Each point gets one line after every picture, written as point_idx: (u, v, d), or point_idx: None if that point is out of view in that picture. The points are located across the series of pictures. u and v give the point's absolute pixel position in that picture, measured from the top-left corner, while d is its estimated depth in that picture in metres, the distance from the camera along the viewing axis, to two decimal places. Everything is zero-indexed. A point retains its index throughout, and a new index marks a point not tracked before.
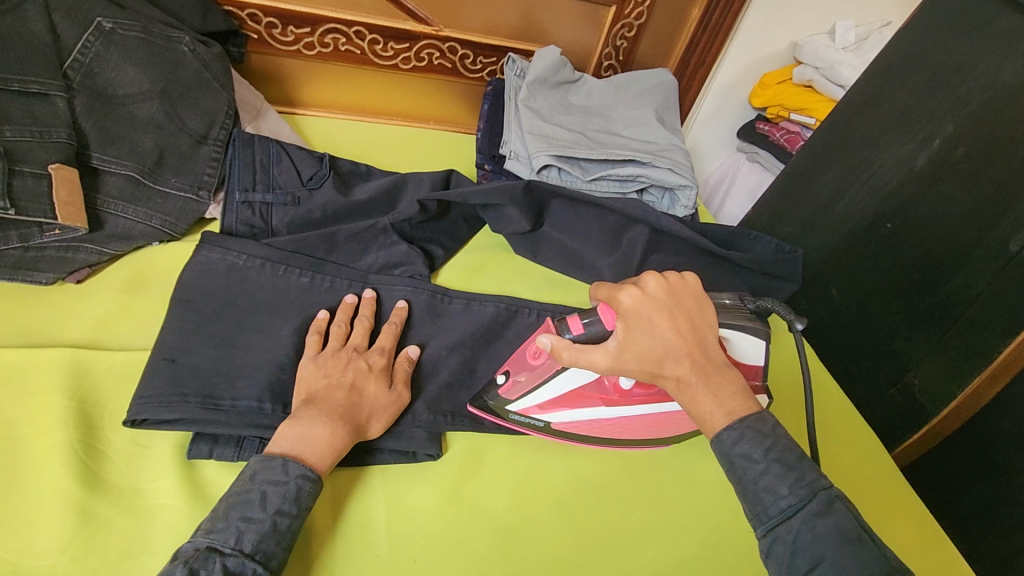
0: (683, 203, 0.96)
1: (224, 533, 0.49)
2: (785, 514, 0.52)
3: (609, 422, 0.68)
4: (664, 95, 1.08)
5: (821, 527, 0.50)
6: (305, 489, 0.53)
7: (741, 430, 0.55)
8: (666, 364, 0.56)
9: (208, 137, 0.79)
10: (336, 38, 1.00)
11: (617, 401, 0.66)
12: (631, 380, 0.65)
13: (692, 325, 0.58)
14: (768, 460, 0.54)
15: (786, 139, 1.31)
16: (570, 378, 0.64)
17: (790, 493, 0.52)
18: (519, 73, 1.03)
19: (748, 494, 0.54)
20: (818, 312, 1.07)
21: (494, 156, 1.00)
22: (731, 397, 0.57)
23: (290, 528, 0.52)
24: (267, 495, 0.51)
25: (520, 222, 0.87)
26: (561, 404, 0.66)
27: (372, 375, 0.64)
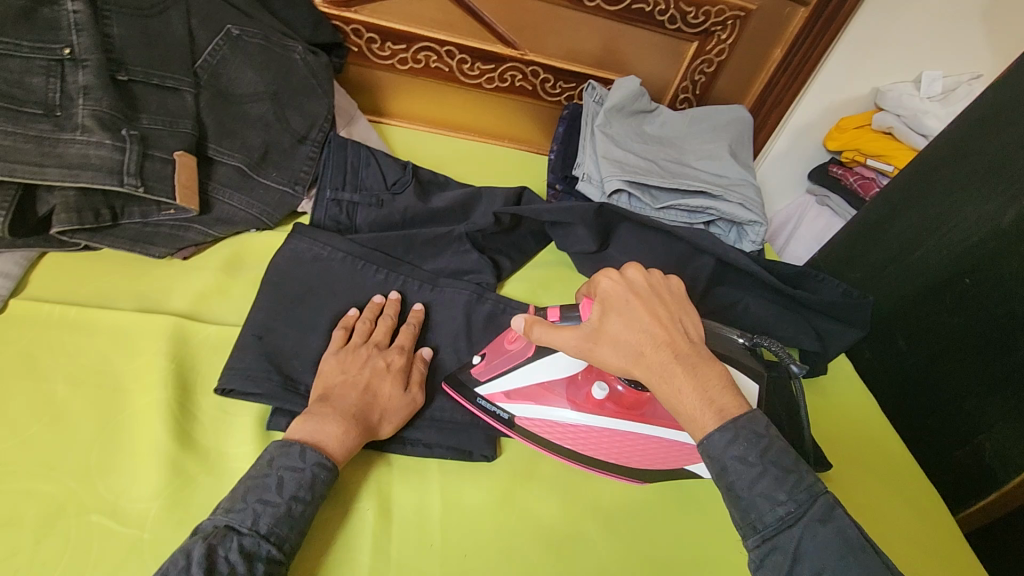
0: (751, 239, 0.97)
1: (241, 513, 0.52)
2: (784, 524, 0.51)
3: (577, 430, 0.70)
4: (739, 131, 1.09)
5: (823, 538, 0.50)
6: (320, 477, 0.56)
7: (733, 431, 0.53)
8: (646, 353, 0.56)
9: (308, 138, 0.86)
10: (429, 56, 1.06)
11: (589, 408, 0.71)
12: (604, 388, 0.70)
13: (675, 318, 0.59)
14: (765, 463, 0.53)
15: (860, 185, 1.28)
16: (542, 368, 0.71)
17: (788, 501, 0.52)
18: (597, 100, 1.06)
19: (742, 501, 0.53)
20: (883, 362, 1.04)
21: (566, 176, 1.03)
22: (717, 390, 0.55)
23: (303, 514, 0.54)
24: (283, 481, 0.54)
25: (587, 243, 0.90)
26: (529, 397, 0.71)
27: (389, 376, 0.65)
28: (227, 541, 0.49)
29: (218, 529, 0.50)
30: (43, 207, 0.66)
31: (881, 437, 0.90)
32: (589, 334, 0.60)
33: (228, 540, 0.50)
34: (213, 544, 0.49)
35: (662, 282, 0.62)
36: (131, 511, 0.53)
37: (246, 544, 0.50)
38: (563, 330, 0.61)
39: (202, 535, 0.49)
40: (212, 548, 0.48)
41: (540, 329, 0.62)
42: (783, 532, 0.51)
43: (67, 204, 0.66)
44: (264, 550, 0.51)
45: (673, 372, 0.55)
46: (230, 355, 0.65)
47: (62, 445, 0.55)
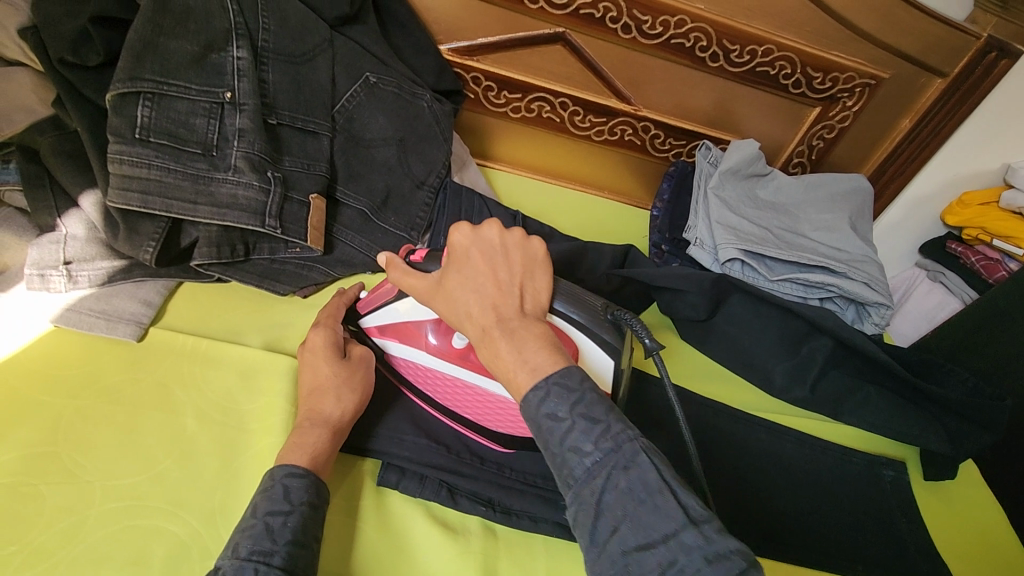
0: (874, 321, 0.90)
1: (224, 551, 0.49)
2: (589, 475, 0.45)
3: (440, 378, 0.67)
4: (859, 202, 1.04)
5: (621, 484, 0.44)
6: (290, 485, 0.53)
7: (546, 388, 0.47)
8: (473, 313, 0.52)
9: (425, 183, 0.87)
10: (541, 106, 1.07)
11: (449, 358, 0.65)
12: (463, 338, 0.64)
13: (519, 280, 0.53)
14: (573, 417, 0.47)
15: (983, 266, 1.19)
16: (406, 305, 0.65)
17: (594, 450, 0.46)
18: (711, 161, 1.04)
19: (555, 458, 0.47)
20: (1009, 467, 0.96)
21: (674, 238, 1.01)
22: (538, 354, 0.49)
23: (284, 524, 0.50)
24: (257, 506, 0.52)
25: (696, 312, 0.86)
26: (398, 334, 0.68)
27: (320, 355, 0.63)
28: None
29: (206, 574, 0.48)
30: (185, 239, 0.69)
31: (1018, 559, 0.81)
32: (431, 288, 0.56)
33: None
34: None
35: (519, 240, 0.55)
36: None
37: (227, 572, 0.46)
38: (413, 275, 0.57)
39: None
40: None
41: (393, 272, 0.58)
42: (590, 486, 0.45)
43: (209, 238, 0.69)
44: (249, 571, 0.46)
45: (490, 338, 0.50)
46: None
47: (187, 481, 0.56)
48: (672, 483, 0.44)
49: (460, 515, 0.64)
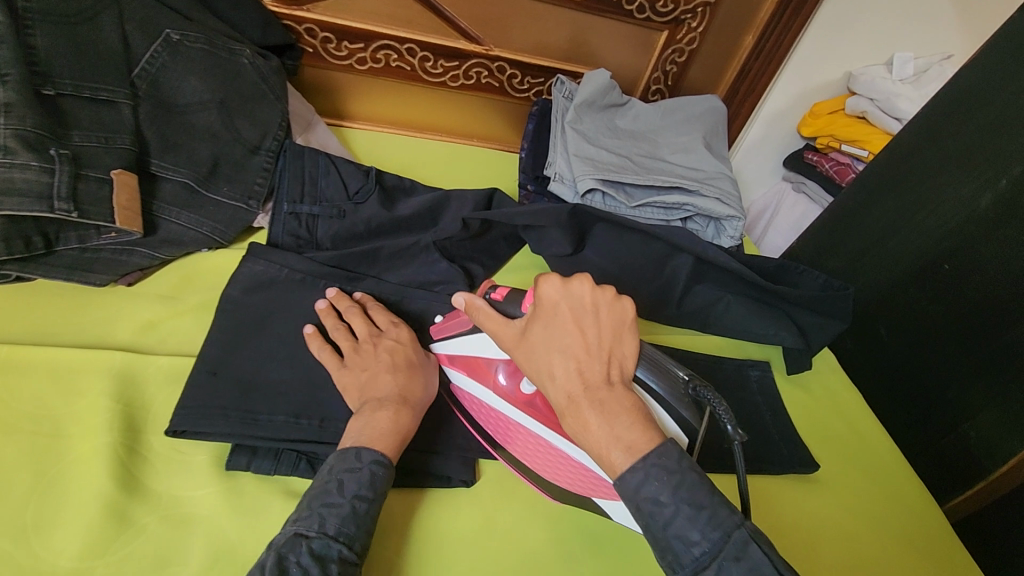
0: (729, 234, 0.94)
1: (308, 519, 0.52)
2: (699, 566, 0.48)
3: (500, 419, 0.68)
4: (713, 122, 1.07)
5: (734, 575, 0.47)
6: (378, 474, 0.56)
7: (643, 471, 0.50)
8: (560, 376, 0.54)
9: (261, 148, 0.81)
10: (388, 55, 1.01)
11: (514, 401, 0.66)
12: (532, 383, 0.66)
13: (606, 344, 0.55)
14: (676, 502, 0.49)
15: (835, 171, 1.27)
16: (480, 341, 0.68)
17: (703, 540, 0.49)
18: (566, 95, 1.03)
19: (659, 541, 0.50)
20: (864, 352, 1.06)
21: (537, 177, 0.99)
22: (630, 430, 0.51)
23: (368, 512, 0.54)
24: (344, 482, 0.55)
25: (562, 245, 0.87)
26: (467, 367, 0.70)
27: (403, 352, 0.67)
28: (297, 547, 0.50)
29: (288, 538, 0.51)
30: None
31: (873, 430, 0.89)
32: (515, 339, 0.59)
33: (296, 546, 0.50)
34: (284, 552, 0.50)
35: (608, 302, 0.56)
36: (61, 567, 0.49)
37: (315, 547, 0.50)
38: (498, 323, 0.60)
39: (274, 548, 0.50)
40: (282, 556, 0.49)
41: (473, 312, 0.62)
42: (701, 573, 0.48)
43: None
44: (336, 551, 0.51)
45: (576, 408, 0.52)
46: (184, 389, 0.61)
47: None
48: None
49: None
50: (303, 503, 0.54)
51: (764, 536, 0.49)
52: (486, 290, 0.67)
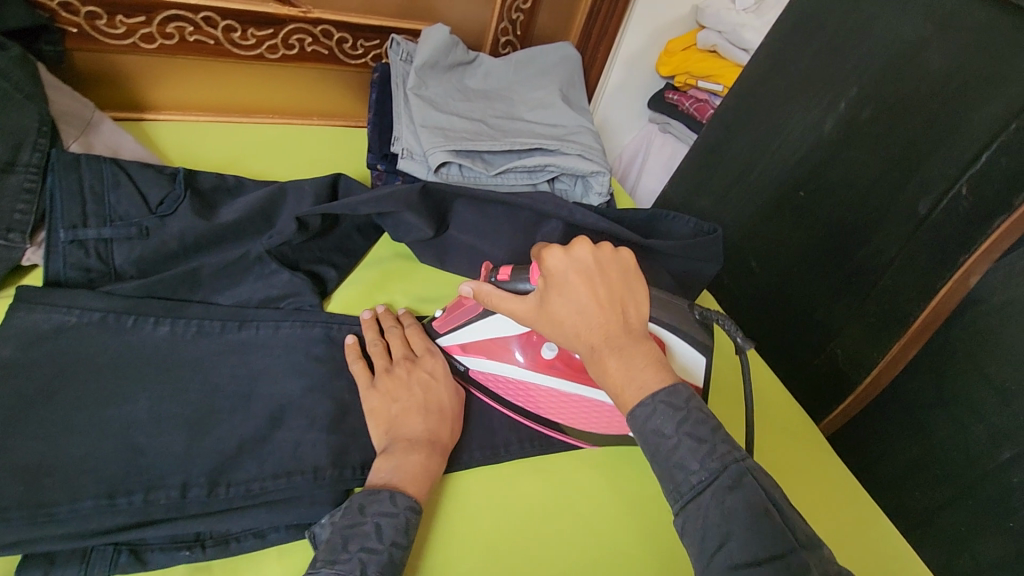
0: (597, 190, 0.89)
1: (348, 563, 0.48)
2: (695, 493, 0.49)
3: (525, 387, 0.71)
4: (568, 72, 1.01)
5: (730, 504, 0.47)
6: (412, 521, 0.54)
7: (653, 405, 0.51)
8: (578, 332, 0.55)
9: (16, 164, 0.64)
10: (182, 27, 0.84)
11: (539, 369, 0.69)
12: (553, 349, 0.68)
13: (617, 294, 0.57)
14: (679, 435, 0.51)
15: (695, 108, 1.27)
16: (491, 323, 0.69)
17: (702, 469, 0.49)
18: (405, 57, 0.92)
19: (660, 471, 0.51)
20: (740, 286, 1.09)
21: (386, 155, 0.87)
22: (643, 369, 0.53)
23: (401, 561, 0.52)
24: (382, 527, 0.52)
25: (422, 229, 0.78)
26: (482, 350, 0.71)
27: (437, 382, 0.66)
28: None
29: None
30: None
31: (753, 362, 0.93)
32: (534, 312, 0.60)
33: None
34: None
35: (614, 256, 0.59)
36: None
37: None
38: (512, 299, 0.62)
39: None
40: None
41: (484, 295, 0.63)
42: (696, 501, 0.48)
43: None
44: None
45: (596, 355, 0.55)
46: None
47: None
48: (782, 510, 0.47)
49: (158, 574, 0.51)
50: (335, 543, 0.50)
51: (765, 477, 0.49)
52: (489, 273, 0.67)
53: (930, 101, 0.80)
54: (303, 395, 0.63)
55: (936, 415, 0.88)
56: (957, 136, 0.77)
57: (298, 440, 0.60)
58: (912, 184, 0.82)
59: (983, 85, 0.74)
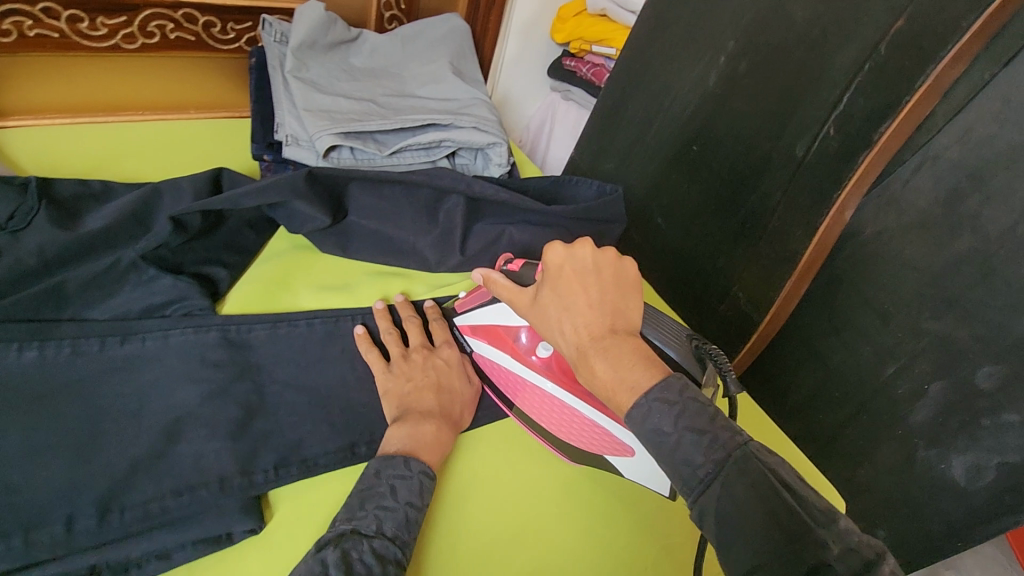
0: (496, 162, 0.88)
1: (365, 519, 0.51)
2: (705, 487, 0.46)
3: (516, 381, 0.70)
4: (457, 43, 0.99)
5: (740, 493, 0.44)
6: (425, 484, 0.57)
7: (648, 404, 0.48)
8: (569, 332, 0.55)
9: None
10: (18, 21, 0.75)
11: (528, 364, 0.68)
12: (550, 347, 0.67)
13: (611, 298, 0.55)
14: (679, 430, 0.47)
15: (592, 73, 1.28)
16: (500, 309, 0.70)
17: (707, 462, 0.46)
18: (279, 38, 0.87)
19: (669, 470, 0.48)
20: (649, 243, 1.12)
21: (271, 144, 0.83)
22: (635, 371, 0.50)
23: (418, 519, 0.55)
24: (397, 487, 0.55)
25: (316, 217, 0.74)
26: (487, 335, 0.72)
27: (451, 369, 0.70)
28: (358, 544, 0.49)
29: (344, 535, 0.50)
30: None
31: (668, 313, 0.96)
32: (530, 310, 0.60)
33: (356, 543, 0.49)
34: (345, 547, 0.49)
35: (614, 262, 0.57)
36: None
37: (376, 546, 0.50)
38: (511, 293, 0.63)
39: (332, 543, 0.49)
40: (347, 551, 0.48)
41: (492, 285, 0.65)
42: (706, 493, 0.46)
43: None
44: (391, 552, 0.50)
45: (584, 358, 0.53)
46: None
47: None
48: (793, 490, 0.45)
49: None
50: (353, 505, 0.53)
51: (768, 455, 0.47)
52: (503, 264, 0.71)
53: (796, 49, 0.85)
54: (201, 405, 0.59)
55: (829, 340, 0.96)
56: (822, 80, 0.82)
57: (199, 452, 0.57)
58: (789, 130, 0.87)
59: (841, 28, 0.79)
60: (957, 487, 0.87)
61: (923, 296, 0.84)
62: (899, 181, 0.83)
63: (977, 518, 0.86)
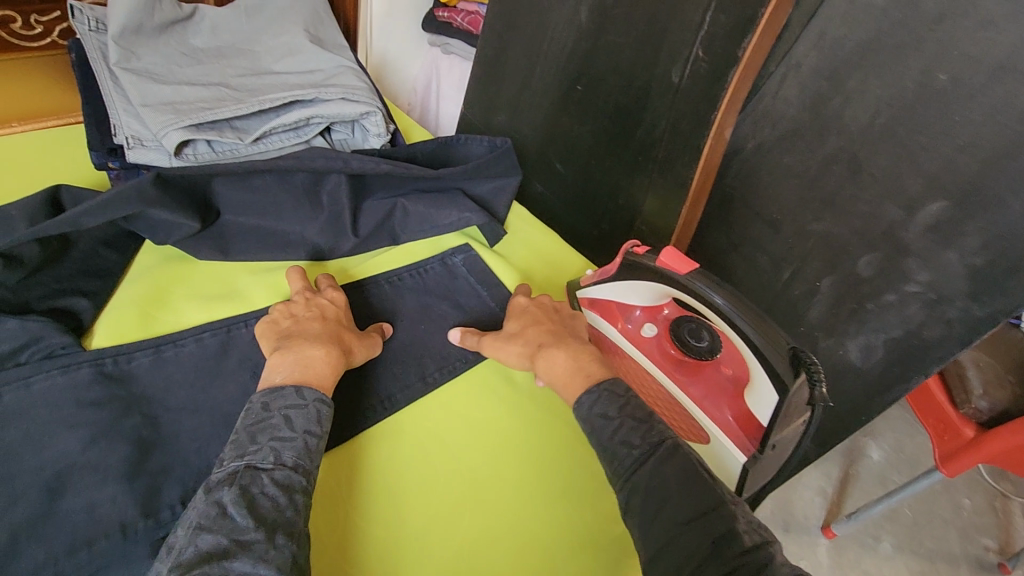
0: (374, 132, 0.83)
1: (260, 452, 0.53)
2: (638, 465, 0.54)
3: (621, 359, 0.74)
4: (310, 8, 0.90)
5: (669, 470, 0.53)
6: (322, 411, 0.58)
7: (598, 392, 0.60)
8: (516, 353, 0.69)
9: None
10: None
11: (639, 344, 0.73)
12: (656, 331, 0.73)
13: (545, 321, 0.72)
14: (622, 416, 0.58)
15: (469, 22, 1.24)
16: (624, 290, 0.74)
17: (643, 442, 0.55)
18: (94, 24, 0.76)
19: (605, 451, 0.57)
20: (552, 191, 1.12)
21: (115, 149, 0.73)
22: (590, 364, 0.64)
23: (318, 447, 0.56)
24: (291, 417, 0.56)
25: (181, 224, 0.68)
26: (603, 310, 0.76)
27: (330, 314, 0.69)
28: (258, 479, 0.51)
29: (237, 470, 0.51)
30: None
31: (549, 257, 0.89)
32: (489, 348, 0.72)
33: (257, 478, 0.51)
34: (242, 483, 0.50)
35: (546, 301, 0.76)
36: None
37: (277, 477, 0.52)
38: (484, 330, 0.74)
39: (229, 479, 0.50)
40: (244, 487, 0.50)
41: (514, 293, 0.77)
42: (637, 472, 0.54)
43: None
44: (296, 480, 0.52)
45: (544, 351, 0.67)
46: None
47: None
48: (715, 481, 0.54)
49: None
50: (248, 439, 0.54)
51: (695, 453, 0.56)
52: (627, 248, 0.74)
53: None
54: (84, 451, 0.55)
55: (731, 257, 1.01)
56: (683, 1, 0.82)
57: (91, 503, 0.53)
58: (663, 57, 0.87)
59: None
60: (854, 368, 0.96)
61: (805, 199, 0.89)
62: (770, 93, 0.86)
63: (874, 392, 0.96)
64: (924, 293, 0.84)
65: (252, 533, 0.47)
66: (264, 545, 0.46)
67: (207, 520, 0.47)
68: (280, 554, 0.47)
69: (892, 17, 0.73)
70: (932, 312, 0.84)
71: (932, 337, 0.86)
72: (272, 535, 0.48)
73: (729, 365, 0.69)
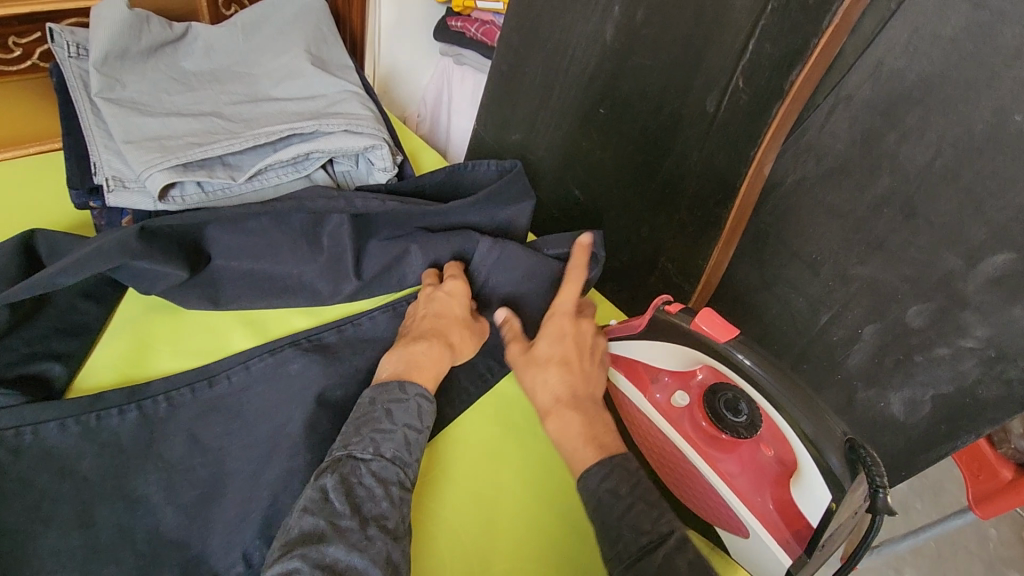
0: (379, 167, 0.77)
1: (361, 442, 0.55)
2: (646, 552, 0.50)
3: (646, 425, 0.68)
4: (312, 25, 0.83)
5: None
6: (423, 407, 0.60)
7: (608, 470, 0.56)
8: (549, 382, 0.64)
9: None
10: None
11: (668, 412, 0.67)
12: (688, 400, 0.67)
13: (578, 364, 0.65)
14: (633, 496, 0.54)
15: (483, 33, 1.15)
16: (652, 351, 0.68)
17: (654, 530, 0.52)
18: (75, 49, 0.70)
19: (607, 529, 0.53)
20: (569, 218, 1.04)
21: (95, 188, 0.68)
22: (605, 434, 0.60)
23: (418, 440, 0.58)
24: (392, 411, 0.57)
25: (166, 275, 0.62)
26: (628, 369, 0.71)
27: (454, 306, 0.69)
28: (357, 469, 0.53)
29: (342, 457, 0.54)
30: None
31: None
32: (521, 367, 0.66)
33: (356, 468, 0.53)
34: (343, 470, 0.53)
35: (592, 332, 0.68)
36: None
37: (375, 467, 0.54)
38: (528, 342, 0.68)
39: (332, 468, 0.53)
40: (346, 476, 0.52)
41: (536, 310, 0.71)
42: None
43: None
44: (393, 473, 0.54)
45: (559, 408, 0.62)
46: None
47: None
48: None
49: None
50: (353, 429, 0.56)
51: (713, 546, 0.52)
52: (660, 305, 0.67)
53: None
54: None
55: (763, 297, 0.93)
56: (721, 26, 0.74)
57: None
58: (696, 84, 0.79)
59: None
60: (896, 423, 0.88)
61: (850, 242, 0.81)
62: (815, 125, 0.78)
63: (919, 447, 0.88)
64: (982, 349, 0.76)
65: (349, 521, 0.50)
66: (356, 534, 0.49)
67: (312, 504, 0.50)
68: (373, 546, 0.49)
69: (962, 49, 0.65)
70: (990, 370, 0.77)
71: (989, 398, 0.78)
72: (364, 525, 0.50)
73: (770, 445, 0.62)
